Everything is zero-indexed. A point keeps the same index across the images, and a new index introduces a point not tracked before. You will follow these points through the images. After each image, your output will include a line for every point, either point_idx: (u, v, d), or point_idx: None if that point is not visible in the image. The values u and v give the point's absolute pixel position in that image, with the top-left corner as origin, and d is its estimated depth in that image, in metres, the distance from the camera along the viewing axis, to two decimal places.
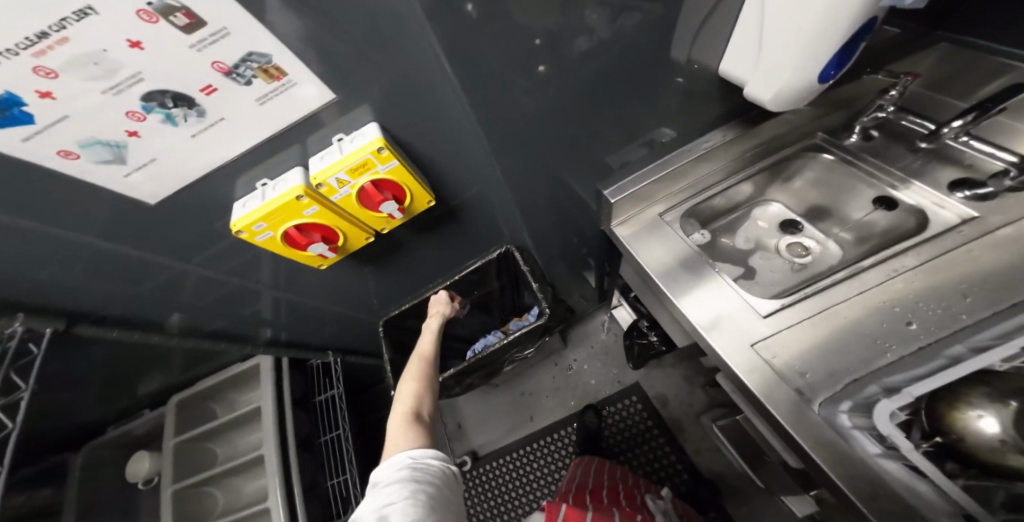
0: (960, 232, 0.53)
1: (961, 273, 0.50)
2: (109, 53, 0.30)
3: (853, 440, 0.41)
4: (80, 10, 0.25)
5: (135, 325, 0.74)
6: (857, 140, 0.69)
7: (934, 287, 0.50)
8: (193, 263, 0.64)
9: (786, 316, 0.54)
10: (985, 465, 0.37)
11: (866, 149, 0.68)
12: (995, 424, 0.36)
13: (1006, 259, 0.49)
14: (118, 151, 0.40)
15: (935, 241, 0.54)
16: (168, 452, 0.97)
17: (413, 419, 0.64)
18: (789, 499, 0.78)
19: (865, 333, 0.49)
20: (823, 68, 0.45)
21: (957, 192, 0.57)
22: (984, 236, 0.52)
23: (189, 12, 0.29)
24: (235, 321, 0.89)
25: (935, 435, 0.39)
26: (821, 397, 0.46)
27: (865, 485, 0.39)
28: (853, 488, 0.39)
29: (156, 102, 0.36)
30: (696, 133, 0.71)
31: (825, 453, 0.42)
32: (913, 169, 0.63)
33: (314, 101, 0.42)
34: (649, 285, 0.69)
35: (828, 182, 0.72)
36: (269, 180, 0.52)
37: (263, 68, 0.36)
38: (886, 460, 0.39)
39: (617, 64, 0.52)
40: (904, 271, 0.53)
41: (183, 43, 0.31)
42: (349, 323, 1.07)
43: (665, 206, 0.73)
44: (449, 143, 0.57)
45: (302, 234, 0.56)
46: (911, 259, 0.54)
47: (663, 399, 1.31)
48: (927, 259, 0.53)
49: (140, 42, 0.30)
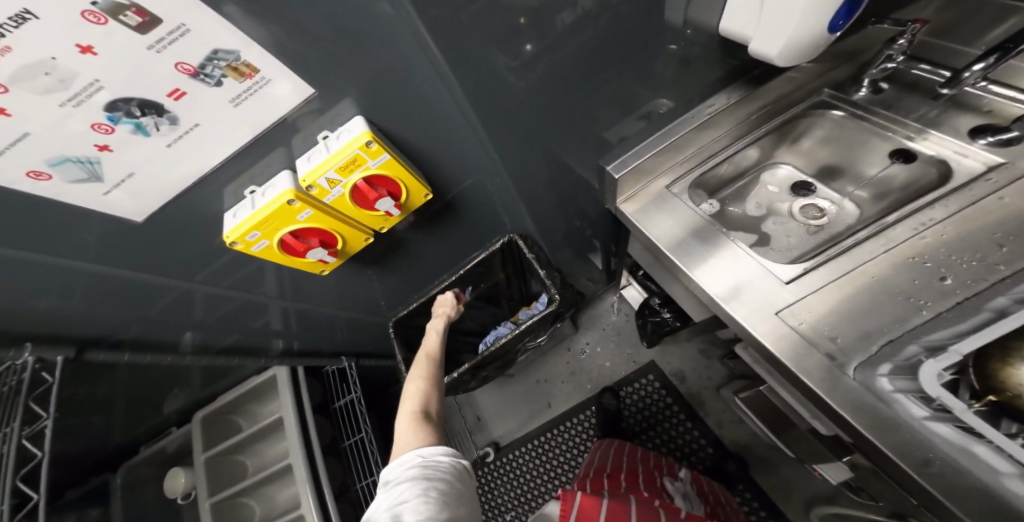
0: (988, 180, 0.51)
1: (992, 221, 0.48)
2: (60, 60, 0.28)
3: (896, 404, 0.40)
4: (17, 15, 0.24)
5: (147, 346, 0.75)
6: (867, 94, 0.65)
7: (964, 238, 0.48)
8: (196, 279, 0.64)
9: (810, 280, 0.52)
10: None
11: (877, 102, 0.64)
12: None
13: None
14: (92, 168, 0.39)
15: (961, 191, 0.52)
16: (200, 467, 0.99)
17: (422, 417, 0.64)
18: (823, 466, 0.78)
19: (897, 291, 0.47)
20: (831, 18, 0.43)
21: (980, 139, 0.54)
22: (1014, 182, 0.49)
23: (140, 8, 0.27)
24: (247, 335, 0.89)
25: (989, 395, 0.38)
26: (854, 360, 0.44)
27: (915, 451, 0.38)
28: (902, 454, 0.38)
29: (122, 112, 0.35)
30: (694, 100, 0.68)
31: (865, 419, 0.41)
32: (930, 119, 0.60)
33: (292, 99, 0.41)
34: (661, 260, 0.67)
35: (838, 138, 0.69)
36: (257, 187, 0.51)
37: (232, 66, 0.35)
38: (935, 422, 0.38)
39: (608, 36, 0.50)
40: (933, 225, 0.51)
41: (140, 45, 0.30)
42: (360, 327, 1.07)
43: (672, 178, 0.70)
44: (443, 132, 0.55)
45: (298, 240, 0.55)
46: (939, 212, 0.51)
47: (680, 375, 1.30)
48: (955, 210, 0.51)
49: (91, 46, 0.28)
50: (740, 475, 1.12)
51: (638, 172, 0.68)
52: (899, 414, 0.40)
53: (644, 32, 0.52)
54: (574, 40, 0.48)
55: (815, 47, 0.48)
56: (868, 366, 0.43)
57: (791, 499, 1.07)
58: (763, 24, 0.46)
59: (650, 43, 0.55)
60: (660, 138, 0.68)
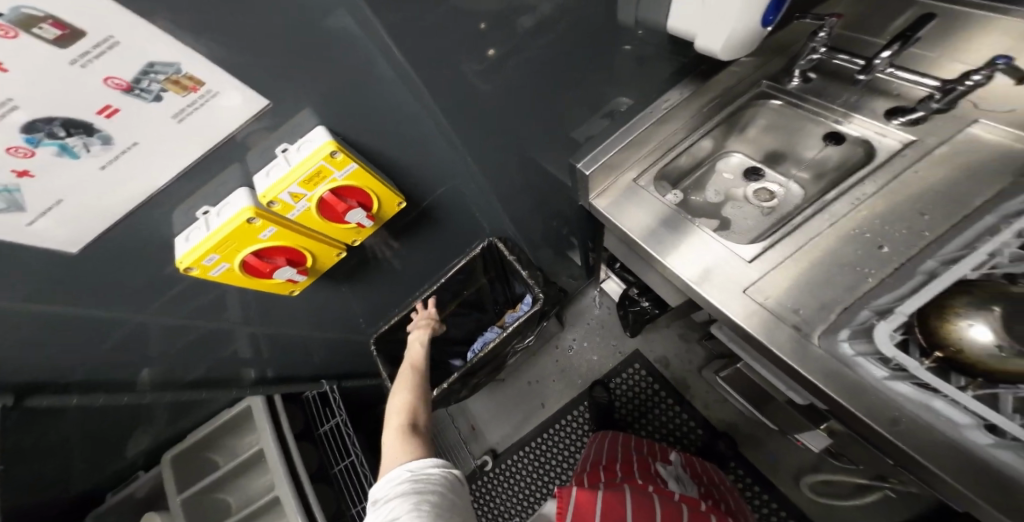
0: (906, 155, 0.56)
1: (914, 193, 0.53)
2: None
3: (860, 367, 0.43)
4: None
5: (102, 385, 0.70)
6: (798, 84, 0.70)
7: (894, 208, 0.53)
8: (150, 310, 0.60)
9: (770, 257, 0.55)
10: (986, 372, 0.38)
11: (808, 91, 0.69)
12: (986, 331, 0.38)
13: (951, 173, 0.52)
14: (11, 197, 0.35)
15: (885, 166, 0.57)
16: (176, 510, 0.93)
17: (408, 431, 0.62)
18: (803, 435, 0.82)
19: (845, 260, 0.51)
20: (764, 14, 0.47)
21: (894, 120, 0.59)
22: (927, 155, 0.55)
23: (58, 19, 0.24)
24: (217, 363, 0.85)
25: (935, 351, 0.41)
26: (818, 329, 0.48)
27: (886, 412, 0.41)
28: (873, 416, 0.41)
29: (43, 133, 0.31)
30: (652, 96, 0.71)
31: (836, 384, 0.44)
32: (852, 104, 0.65)
33: (241, 110, 0.39)
34: (635, 250, 0.69)
35: (777, 126, 0.73)
36: (211, 207, 0.50)
37: (172, 79, 0.33)
38: (895, 381, 0.41)
39: (567, 38, 0.51)
40: (868, 199, 0.55)
41: (61, 59, 0.27)
42: (341, 345, 1.04)
43: (637, 171, 0.73)
44: (410, 139, 0.55)
45: (263, 260, 0.54)
46: (870, 186, 0.56)
47: (664, 361, 1.34)
48: (884, 183, 0.55)
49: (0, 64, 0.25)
50: (729, 454, 1.16)
51: (606, 168, 0.70)
52: (864, 376, 0.43)
53: (601, 32, 0.54)
54: (538, 41, 0.49)
55: (752, 42, 0.52)
56: (827, 334, 0.47)
57: (778, 470, 1.12)
58: (707, 22, 0.49)
59: (610, 41, 0.57)
60: (623, 133, 0.70)
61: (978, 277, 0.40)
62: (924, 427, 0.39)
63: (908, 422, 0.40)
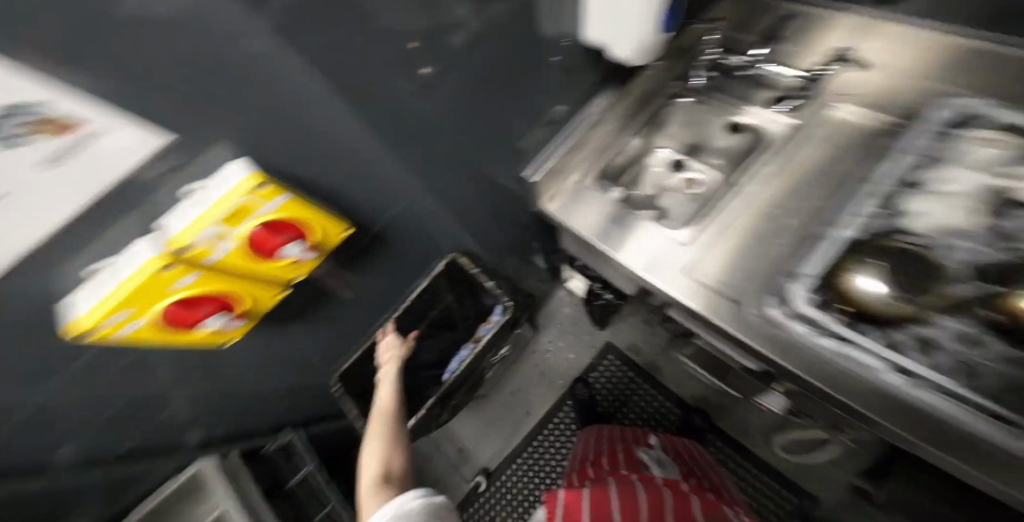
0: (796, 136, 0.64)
1: (805, 169, 0.61)
2: None
3: (784, 326, 0.47)
4: None
5: (7, 476, 0.59)
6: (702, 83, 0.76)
7: (792, 184, 0.60)
8: (50, 387, 0.52)
9: (701, 238, 0.60)
10: (881, 319, 0.45)
11: (712, 88, 0.76)
12: (877, 285, 0.44)
13: (824, 152, 0.63)
14: None
15: (780, 147, 0.64)
16: None
17: (382, 481, 0.61)
18: (763, 397, 0.88)
19: (762, 233, 0.58)
20: (660, 22, 0.51)
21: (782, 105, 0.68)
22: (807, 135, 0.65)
23: None
24: (153, 429, 0.76)
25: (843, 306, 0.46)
26: (749, 298, 0.52)
27: (817, 365, 0.46)
28: (809, 372, 0.46)
29: None
30: (583, 101, 0.75)
31: (772, 345, 0.48)
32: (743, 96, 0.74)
33: (132, 148, 0.33)
34: (589, 248, 0.72)
35: (692, 121, 0.79)
36: (104, 263, 0.42)
37: (42, 120, 0.25)
38: (819, 336, 0.45)
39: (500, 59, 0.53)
40: (765, 178, 0.62)
41: None
42: (303, 387, 0.97)
43: (580, 172, 0.75)
44: (347, 163, 0.53)
45: (187, 310, 0.49)
46: (769, 167, 0.63)
47: (635, 348, 1.39)
48: (780, 162, 0.63)
49: None
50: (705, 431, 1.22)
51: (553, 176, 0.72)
52: (790, 334, 0.47)
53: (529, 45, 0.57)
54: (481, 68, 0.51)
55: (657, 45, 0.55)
56: (760, 301, 0.51)
57: (750, 434, 1.20)
58: (611, 22, 0.52)
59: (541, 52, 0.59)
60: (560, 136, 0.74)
61: (863, 239, 0.48)
62: (853, 377, 0.44)
63: (838, 374, 0.45)
